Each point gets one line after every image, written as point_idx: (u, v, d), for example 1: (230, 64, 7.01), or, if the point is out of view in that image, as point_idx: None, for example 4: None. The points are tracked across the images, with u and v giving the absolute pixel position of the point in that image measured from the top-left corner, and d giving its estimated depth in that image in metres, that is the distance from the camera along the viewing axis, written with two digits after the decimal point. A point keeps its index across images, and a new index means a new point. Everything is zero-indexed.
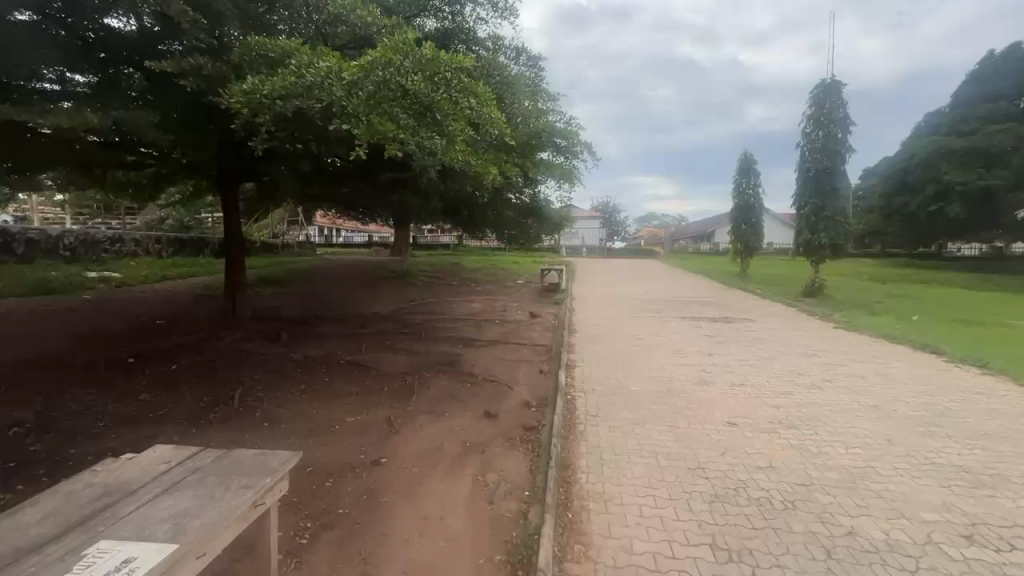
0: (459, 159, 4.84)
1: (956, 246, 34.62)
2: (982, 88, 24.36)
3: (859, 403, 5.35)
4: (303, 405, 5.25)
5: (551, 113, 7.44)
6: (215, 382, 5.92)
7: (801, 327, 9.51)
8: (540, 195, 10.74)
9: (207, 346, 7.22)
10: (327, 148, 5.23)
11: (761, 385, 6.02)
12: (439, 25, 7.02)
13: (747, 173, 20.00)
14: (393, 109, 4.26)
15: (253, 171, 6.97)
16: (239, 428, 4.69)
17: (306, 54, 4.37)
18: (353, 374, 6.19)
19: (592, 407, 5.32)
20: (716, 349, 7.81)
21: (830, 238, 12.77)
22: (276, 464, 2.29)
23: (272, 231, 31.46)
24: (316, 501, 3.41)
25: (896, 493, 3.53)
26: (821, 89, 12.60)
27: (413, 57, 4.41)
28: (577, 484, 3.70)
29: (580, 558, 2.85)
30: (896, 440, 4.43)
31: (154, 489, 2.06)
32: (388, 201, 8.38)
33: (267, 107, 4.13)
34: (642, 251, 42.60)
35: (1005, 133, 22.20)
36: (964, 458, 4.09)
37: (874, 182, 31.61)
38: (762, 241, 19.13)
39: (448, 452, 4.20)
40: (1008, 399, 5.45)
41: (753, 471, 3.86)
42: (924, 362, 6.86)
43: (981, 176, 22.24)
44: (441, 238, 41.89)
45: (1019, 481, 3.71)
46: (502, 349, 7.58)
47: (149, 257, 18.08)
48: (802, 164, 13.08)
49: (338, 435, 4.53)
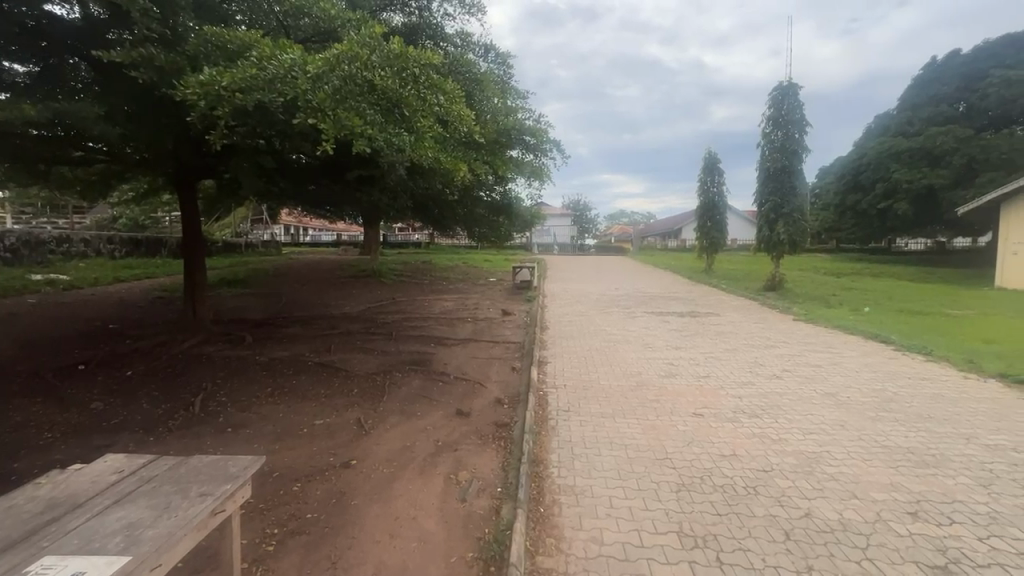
0: (428, 156, 4.80)
1: (905, 243, 36.56)
2: (926, 92, 25.82)
3: (816, 392, 5.61)
4: (268, 409, 5.10)
5: (519, 111, 7.45)
6: (175, 387, 5.68)
7: (762, 320, 9.89)
8: (510, 191, 10.95)
9: (165, 350, 6.92)
10: (292, 144, 5.07)
11: (725, 376, 6.24)
12: (405, 20, 6.93)
13: (712, 172, 20.61)
14: (361, 105, 4.16)
15: (213, 166, 6.70)
16: (200, 435, 4.52)
17: (267, 46, 4.21)
18: (320, 376, 6.04)
19: (563, 402, 5.39)
20: (684, 343, 8.02)
21: (789, 234, 13.29)
22: (237, 470, 2.21)
23: (235, 230, 30.38)
24: (283, 507, 3.32)
25: (848, 475, 3.73)
26: (779, 91, 13.09)
27: (381, 51, 4.30)
28: (549, 479, 3.74)
29: (551, 552, 2.88)
30: (848, 425, 4.69)
31: (103, 500, 1.96)
32: (355, 199, 8.20)
33: (225, 100, 3.95)
34: (611, 248, 43.32)
35: (947, 134, 23.41)
36: (910, 440, 4.35)
37: (828, 182, 33.18)
38: (725, 237, 19.71)
39: (419, 452, 4.16)
40: (948, 384, 5.83)
41: (719, 460, 3.99)
42: (874, 352, 7.26)
43: (926, 174, 23.52)
44: (412, 237, 41.52)
45: (958, 459, 3.99)
46: (474, 347, 7.53)
47: (100, 258, 17.25)
48: (763, 164, 13.56)
49: (306, 439, 4.41)
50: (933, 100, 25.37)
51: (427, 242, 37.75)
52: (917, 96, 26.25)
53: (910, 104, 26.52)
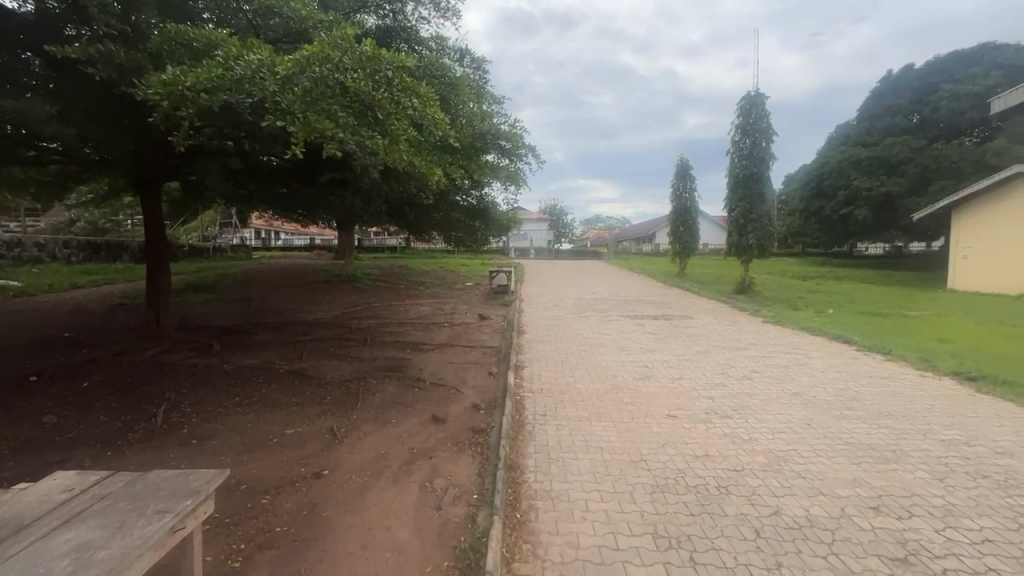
0: (403, 160, 4.74)
1: (864, 246, 38.28)
2: (883, 104, 27.13)
3: (784, 392, 5.79)
4: (235, 419, 4.93)
5: (495, 115, 7.43)
6: (136, 398, 5.43)
7: (733, 323, 10.16)
8: (486, 195, 10.97)
9: (126, 359, 6.62)
10: (261, 146, 4.95)
11: (697, 377, 6.38)
12: (379, 23, 6.86)
13: (684, 178, 21.08)
14: (332, 107, 4.08)
15: (178, 169, 6.48)
16: (163, 447, 4.34)
17: (234, 46, 4.09)
18: (292, 384, 5.88)
19: (539, 407, 5.39)
20: (658, 346, 8.16)
21: (757, 238, 13.71)
22: (198, 485, 2.11)
23: (202, 234, 29.48)
24: (251, 521, 3.21)
25: (815, 472, 3.85)
26: (746, 100, 13.52)
27: (352, 53, 4.21)
28: (525, 484, 3.72)
29: (526, 558, 2.87)
30: (814, 423, 4.85)
31: (51, 521, 1.85)
32: (329, 202, 8.08)
33: (189, 100, 3.82)
34: (586, 251, 43.82)
35: (901, 144, 24.68)
36: (872, 436, 4.52)
37: (793, 188, 34.50)
38: (696, 241, 20.17)
39: (394, 460, 4.08)
40: (907, 382, 6.10)
41: (691, 460, 4.06)
42: (838, 352, 7.55)
43: (883, 182, 24.68)
44: (387, 241, 41.19)
45: (915, 454, 4.17)
46: (450, 352, 7.48)
47: (56, 263, 16.48)
48: (732, 171, 13.98)
49: (276, 450, 4.27)
50: (888, 111, 26.70)
51: (402, 246, 37.27)
52: (874, 107, 27.56)
53: (868, 115, 27.87)
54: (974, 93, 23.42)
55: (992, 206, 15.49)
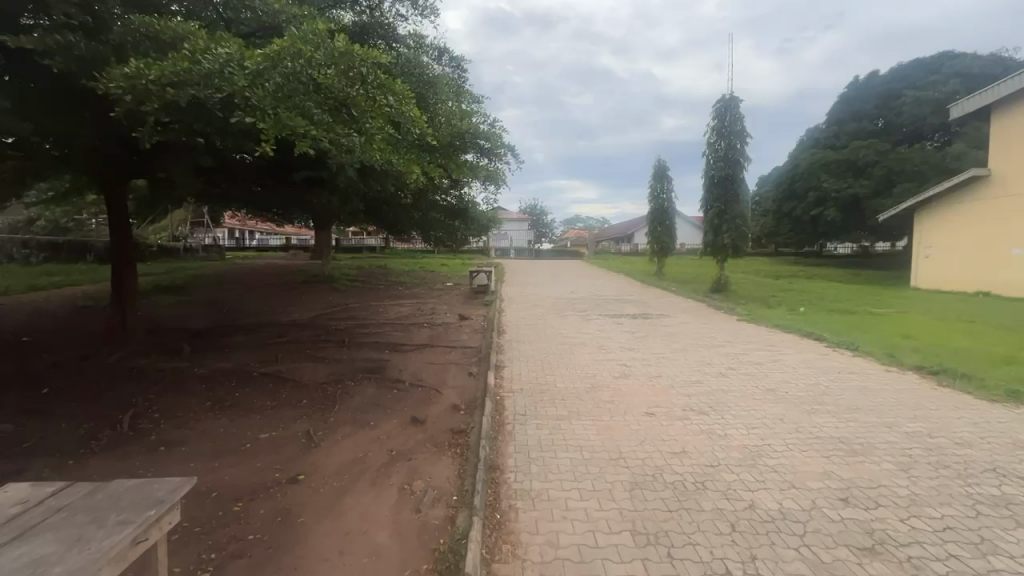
0: (380, 159, 4.65)
1: (833, 246, 39.53)
2: (850, 108, 28.05)
3: (757, 388, 5.93)
4: (207, 424, 4.78)
5: (474, 115, 7.39)
6: (100, 404, 5.21)
7: (709, 321, 10.36)
8: (466, 195, 10.90)
9: (89, 364, 6.34)
10: (233, 143, 4.81)
11: (675, 375, 6.48)
12: (355, 19, 6.73)
13: (661, 179, 21.38)
14: (306, 104, 4.00)
15: (145, 166, 6.23)
16: (129, 455, 4.17)
17: (201, 38, 3.95)
18: (266, 387, 5.72)
19: (520, 406, 5.39)
20: (636, 344, 8.26)
21: (732, 238, 14.02)
22: (163, 493, 2.03)
23: (171, 233, 28.57)
24: (222, 529, 3.11)
25: (787, 466, 3.95)
26: (722, 103, 13.80)
27: (325, 48, 4.12)
28: (505, 484, 3.71)
29: (507, 558, 2.86)
30: (786, 418, 4.98)
31: (2, 536, 1.76)
32: (305, 200, 7.94)
33: (154, 94, 3.68)
34: (565, 251, 44.12)
35: (867, 148, 25.58)
36: (841, 430, 4.67)
37: (766, 190, 35.43)
38: (674, 241, 20.51)
39: (372, 462, 4.02)
40: (873, 377, 6.32)
41: (669, 457, 4.12)
42: (809, 349, 7.77)
43: (851, 184, 25.55)
44: (366, 241, 40.70)
45: (881, 446, 4.33)
46: (430, 353, 7.42)
47: (13, 264, 15.75)
48: (708, 173, 14.25)
49: (249, 455, 4.15)
50: (855, 116, 27.65)
51: (381, 246, 36.84)
52: (842, 112, 28.47)
53: (835, 119, 28.81)
54: (934, 99, 24.41)
55: (952, 206, 16.17)
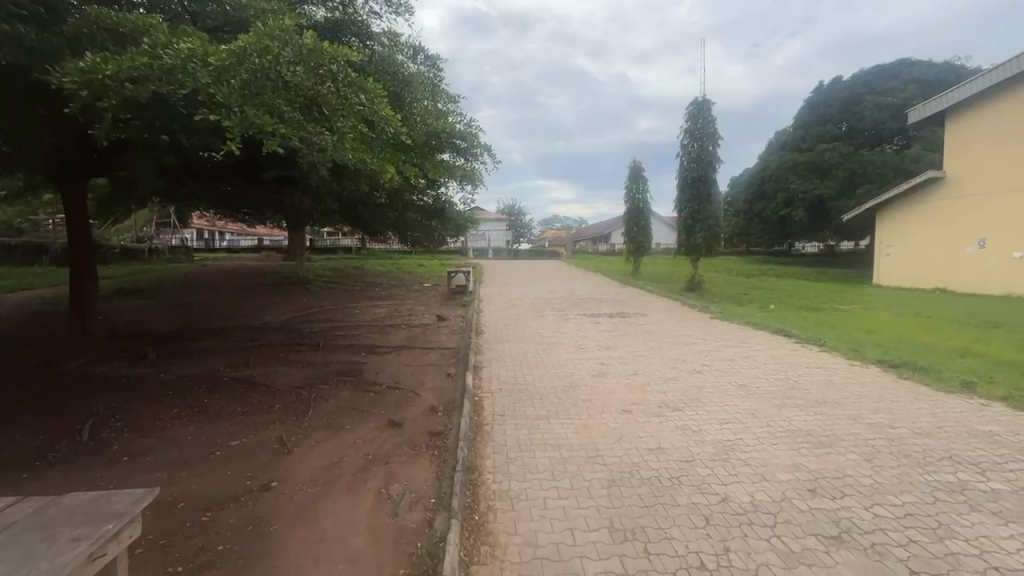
0: (353, 158, 4.56)
1: (801, 245, 40.83)
2: (815, 112, 29.05)
3: (730, 384, 6.07)
4: (173, 432, 4.61)
5: (450, 114, 7.33)
6: (58, 413, 4.96)
7: (684, 319, 10.57)
8: (443, 195, 10.82)
9: (45, 371, 6.04)
10: (199, 141, 4.65)
11: (651, 373, 6.58)
12: (327, 16, 6.60)
13: (637, 179, 21.67)
14: (275, 102, 3.90)
15: (105, 164, 5.98)
16: (89, 466, 3.98)
17: (162, 33, 3.81)
18: (237, 393, 5.56)
19: (498, 407, 5.38)
20: (614, 343, 8.35)
21: (705, 238, 14.32)
22: (123, 506, 1.94)
23: (134, 234, 27.54)
24: (189, 540, 3.00)
25: (758, 459, 4.06)
26: (694, 106, 14.09)
27: (293, 45, 4.03)
28: (484, 485, 3.69)
29: (486, 560, 2.85)
30: (758, 412, 5.11)
31: None
32: (276, 200, 7.77)
33: (112, 90, 3.54)
34: (543, 251, 44.33)
35: (832, 150, 26.57)
36: (809, 423, 4.83)
37: (737, 191, 36.39)
38: (649, 241, 20.82)
39: (348, 467, 3.95)
40: (839, 371, 6.56)
41: (646, 454, 4.18)
42: (779, 345, 8.01)
43: (817, 186, 26.47)
44: (341, 241, 40.08)
45: (847, 437, 4.49)
46: (407, 355, 7.33)
47: None
48: (681, 173, 14.53)
49: (218, 462, 4.02)
50: (820, 120, 28.67)
51: (357, 248, 36.30)
52: (808, 116, 29.45)
53: (802, 123, 29.80)
54: (893, 104, 25.51)
55: (911, 207, 16.92)
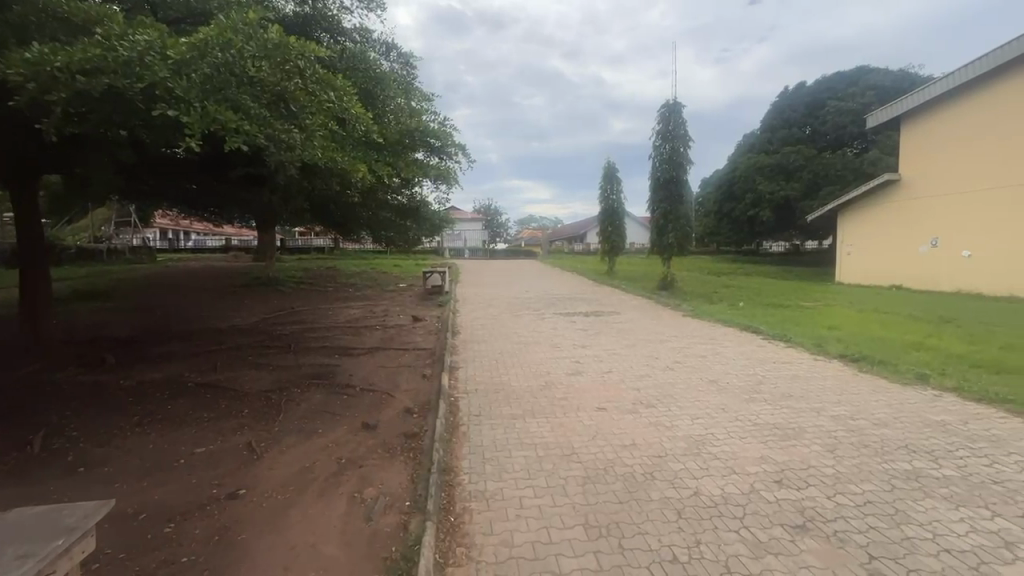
0: (322, 156, 4.45)
1: (770, 246, 42.10)
2: (781, 116, 30.06)
3: (702, 380, 6.22)
4: (134, 440, 4.41)
5: (424, 113, 7.26)
6: (6, 423, 4.69)
7: (657, 317, 10.77)
8: (417, 195, 10.71)
9: None
10: (159, 137, 4.46)
11: (625, 370, 6.67)
12: (296, 10, 6.44)
13: (611, 179, 21.93)
14: (240, 97, 3.78)
15: (57, 160, 5.68)
16: (41, 479, 3.77)
17: (118, 24, 3.65)
18: (203, 398, 5.36)
19: (474, 407, 5.35)
20: (589, 341, 8.44)
21: (677, 237, 14.62)
22: (74, 520, 1.84)
23: (92, 234, 26.28)
24: (151, 553, 2.88)
25: (728, 453, 4.16)
26: (666, 108, 14.37)
27: (257, 39, 3.91)
28: (460, 486, 3.67)
29: (461, 561, 2.83)
30: (728, 407, 5.25)
31: None
32: (243, 198, 7.52)
33: (63, 83, 3.37)
34: (519, 250, 44.34)
35: (797, 153, 27.56)
36: (776, 416, 4.98)
37: (708, 192, 37.33)
38: (624, 240, 21.09)
39: (320, 472, 3.86)
40: (804, 365, 6.80)
41: (620, 450, 4.23)
42: (748, 341, 8.26)
43: (783, 187, 27.39)
44: (313, 241, 39.16)
45: (811, 429, 4.66)
46: (382, 356, 7.21)
47: None
48: (654, 174, 14.81)
49: (182, 471, 3.87)
50: (786, 123, 29.70)
51: (330, 248, 35.55)
52: (774, 119, 30.46)
53: (768, 126, 30.82)
54: (853, 109, 26.63)
55: (869, 208, 17.71)
